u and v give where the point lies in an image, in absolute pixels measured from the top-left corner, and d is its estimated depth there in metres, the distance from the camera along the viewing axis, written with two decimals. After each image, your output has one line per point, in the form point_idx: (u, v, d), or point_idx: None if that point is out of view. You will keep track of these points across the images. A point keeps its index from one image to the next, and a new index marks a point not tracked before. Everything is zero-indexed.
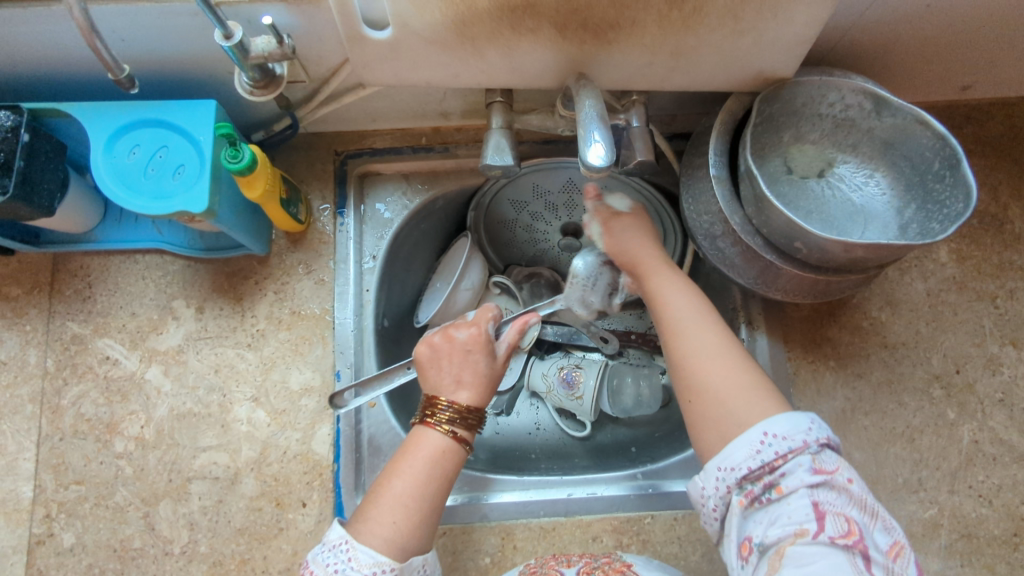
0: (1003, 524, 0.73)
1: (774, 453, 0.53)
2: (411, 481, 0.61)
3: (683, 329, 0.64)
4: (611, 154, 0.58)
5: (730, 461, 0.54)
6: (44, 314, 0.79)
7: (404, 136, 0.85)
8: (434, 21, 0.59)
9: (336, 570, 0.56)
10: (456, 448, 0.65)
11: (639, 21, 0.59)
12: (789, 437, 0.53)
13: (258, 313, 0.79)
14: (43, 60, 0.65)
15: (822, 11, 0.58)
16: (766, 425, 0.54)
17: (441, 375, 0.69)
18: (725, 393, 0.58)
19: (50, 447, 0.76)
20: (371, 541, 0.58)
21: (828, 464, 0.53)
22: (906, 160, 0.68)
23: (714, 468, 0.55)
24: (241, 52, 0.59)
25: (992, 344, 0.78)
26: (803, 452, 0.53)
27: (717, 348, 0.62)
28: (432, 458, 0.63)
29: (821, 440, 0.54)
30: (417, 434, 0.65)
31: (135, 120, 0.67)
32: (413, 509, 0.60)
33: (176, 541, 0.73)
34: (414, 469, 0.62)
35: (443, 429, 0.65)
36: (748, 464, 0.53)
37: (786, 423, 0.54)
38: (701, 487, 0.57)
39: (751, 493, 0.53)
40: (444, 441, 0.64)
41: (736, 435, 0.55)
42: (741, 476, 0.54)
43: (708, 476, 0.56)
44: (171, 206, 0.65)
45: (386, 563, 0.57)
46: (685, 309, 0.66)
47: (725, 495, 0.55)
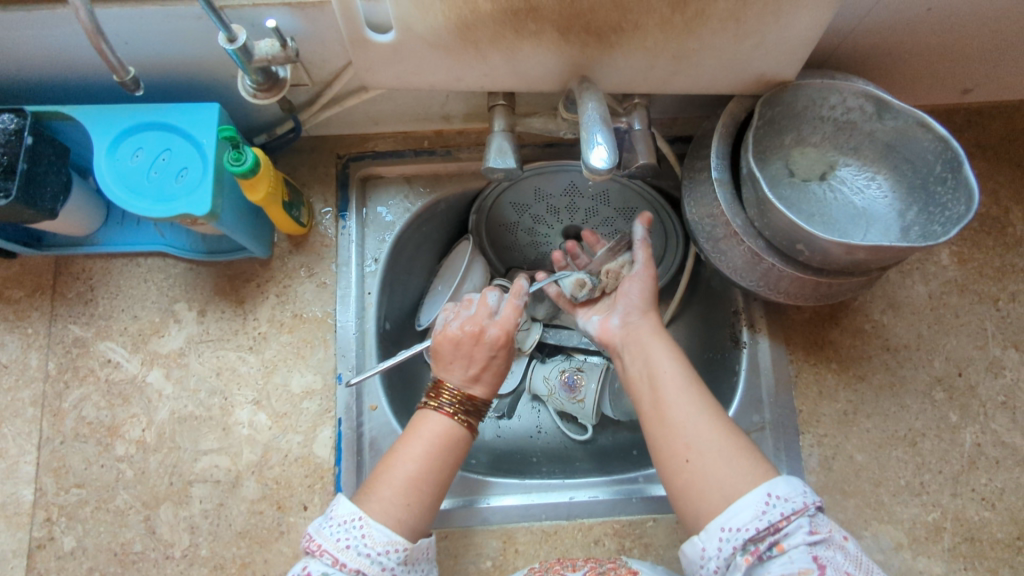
0: (1006, 527, 0.73)
1: (779, 513, 0.53)
2: (422, 463, 0.61)
3: (674, 392, 0.62)
4: (613, 157, 0.59)
5: (734, 520, 0.53)
6: (45, 317, 0.79)
7: (405, 139, 0.85)
8: (437, 25, 0.60)
9: (347, 546, 0.56)
10: (460, 429, 0.64)
11: (642, 24, 0.59)
12: (791, 498, 0.53)
13: (260, 316, 0.79)
14: (47, 62, 0.65)
15: (823, 15, 0.58)
16: (768, 486, 0.54)
17: (466, 370, 0.68)
18: (706, 454, 0.57)
19: (51, 450, 0.75)
20: (386, 521, 0.58)
21: (823, 525, 0.54)
22: (907, 163, 0.68)
23: (717, 528, 0.54)
24: (244, 56, 0.59)
25: (994, 347, 0.78)
26: (803, 513, 0.53)
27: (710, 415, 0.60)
28: (439, 440, 0.63)
29: (817, 503, 0.54)
30: (422, 418, 0.65)
31: (137, 124, 0.67)
32: (425, 491, 0.61)
33: (176, 545, 0.73)
34: (423, 452, 0.62)
35: (460, 420, 0.65)
36: (755, 525, 0.53)
37: (786, 485, 0.54)
38: (701, 548, 0.54)
39: (756, 551, 0.52)
40: (451, 426, 0.64)
41: (738, 496, 0.54)
42: (746, 537, 0.52)
43: (709, 538, 0.54)
44: (173, 209, 0.65)
45: (400, 542, 0.57)
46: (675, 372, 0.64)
47: (727, 558, 0.53)
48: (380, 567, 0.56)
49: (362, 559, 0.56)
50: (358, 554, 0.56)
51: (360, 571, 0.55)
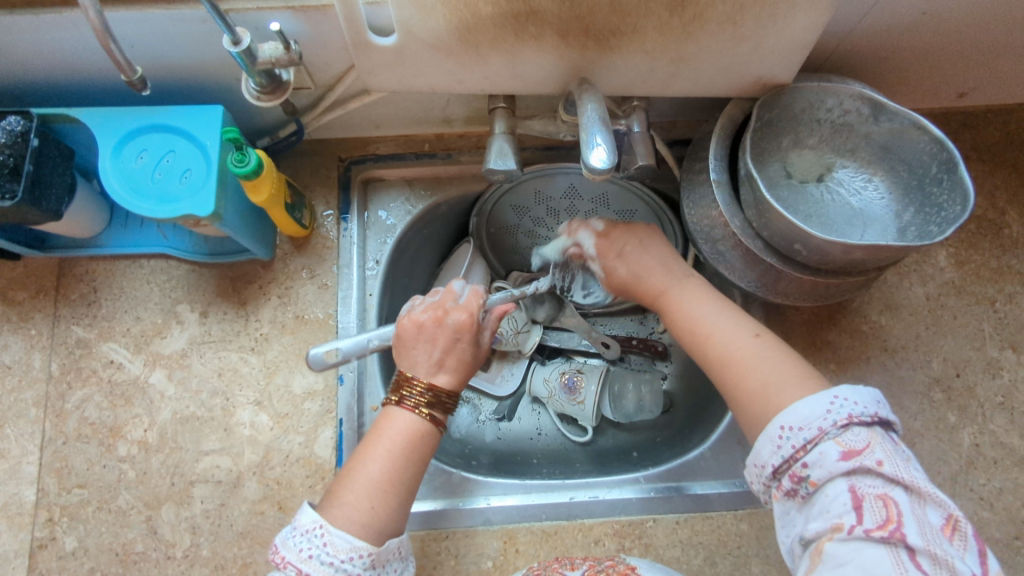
0: (1004, 527, 0.73)
1: (793, 447, 0.51)
2: (387, 463, 0.61)
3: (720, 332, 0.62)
4: (613, 158, 0.59)
5: (759, 458, 0.54)
6: (49, 318, 0.80)
7: (407, 143, 0.86)
8: (439, 28, 0.60)
9: (310, 556, 0.55)
10: (424, 431, 0.64)
11: (640, 28, 0.60)
12: (805, 427, 0.51)
13: (262, 317, 0.80)
14: (53, 66, 0.66)
15: (819, 18, 0.59)
16: (780, 418, 0.53)
17: (429, 356, 0.67)
18: (764, 381, 0.56)
19: (53, 450, 0.76)
20: (345, 527, 0.57)
21: (856, 444, 0.49)
22: (903, 164, 0.69)
23: (752, 463, 0.55)
24: (249, 58, 0.60)
25: (992, 348, 0.79)
26: (823, 440, 0.50)
27: (759, 348, 0.59)
28: (400, 440, 0.63)
29: (842, 421, 0.50)
30: (388, 417, 0.64)
31: (142, 125, 0.68)
32: (389, 492, 0.60)
33: (178, 546, 0.73)
34: (386, 451, 0.62)
35: (419, 412, 0.64)
36: (774, 461, 0.53)
37: (801, 412, 0.52)
38: (753, 480, 0.56)
39: (787, 486, 0.52)
40: (414, 425, 0.64)
41: (762, 431, 0.55)
42: (772, 471, 0.53)
43: (753, 470, 0.56)
44: (177, 210, 0.66)
45: (363, 547, 0.56)
46: (713, 315, 0.64)
47: (770, 488, 0.54)
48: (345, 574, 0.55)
49: (325, 568, 0.55)
50: (321, 563, 0.55)
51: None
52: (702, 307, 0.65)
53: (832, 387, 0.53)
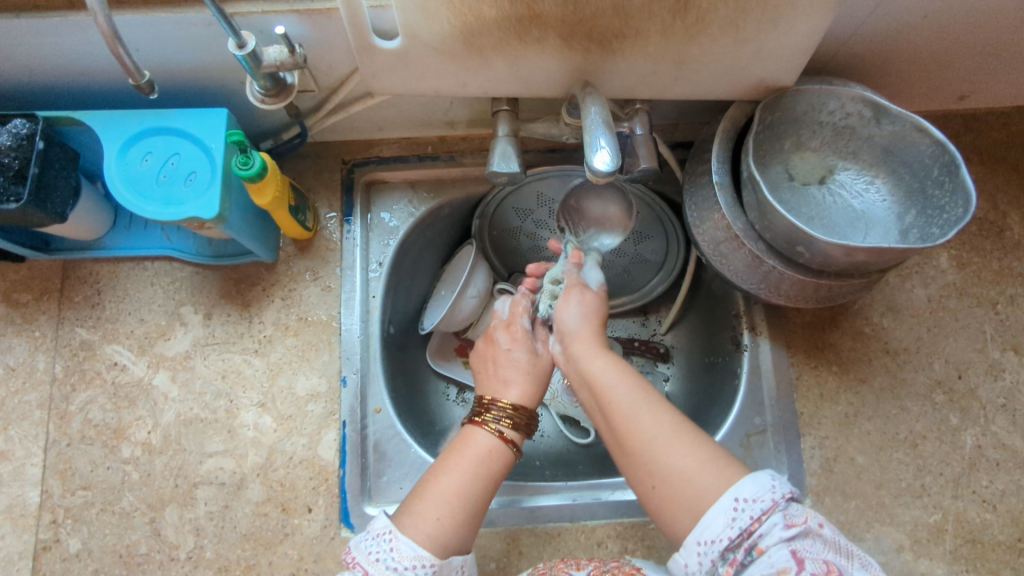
0: (1007, 529, 0.73)
1: (749, 518, 0.51)
2: (461, 479, 0.60)
3: (639, 405, 0.58)
4: (616, 161, 0.60)
5: (708, 533, 0.51)
6: (53, 320, 0.80)
7: (410, 145, 0.86)
8: (443, 31, 0.61)
9: (377, 559, 0.56)
10: (505, 455, 0.63)
11: (643, 31, 0.60)
12: (758, 499, 0.51)
13: (266, 319, 0.80)
14: (59, 69, 0.66)
15: (821, 21, 0.60)
16: (734, 490, 0.52)
17: (496, 378, 0.69)
18: (698, 466, 0.54)
19: (57, 452, 0.76)
20: (412, 535, 0.57)
21: (798, 516, 0.51)
22: (905, 167, 0.69)
23: (694, 543, 0.52)
24: (253, 61, 0.60)
25: (993, 349, 0.79)
26: (774, 511, 0.51)
27: (682, 430, 0.56)
28: (479, 460, 0.62)
29: (787, 495, 0.52)
30: (472, 434, 0.64)
31: (147, 128, 0.68)
32: (461, 508, 0.59)
33: (181, 547, 0.73)
34: (461, 467, 0.61)
35: (491, 429, 0.64)
36: (727, 534, 0.51)
37: (752, 485, 0.52)
38: (683, 564, 0.53)
39: (735, 560, 0.51)
40: (497, 446, 0.63)
41: (707, 508, 0.52)
42: (721, 547, 0.51)
43: (688, 552, 0.52)
44: (181, 213, 0.66)
45: (428, 558, 0.56)
46: (631, 385, 0.60)
47: (710, 567, 0.52)
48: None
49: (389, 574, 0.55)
50: (387, 568, 0.55)
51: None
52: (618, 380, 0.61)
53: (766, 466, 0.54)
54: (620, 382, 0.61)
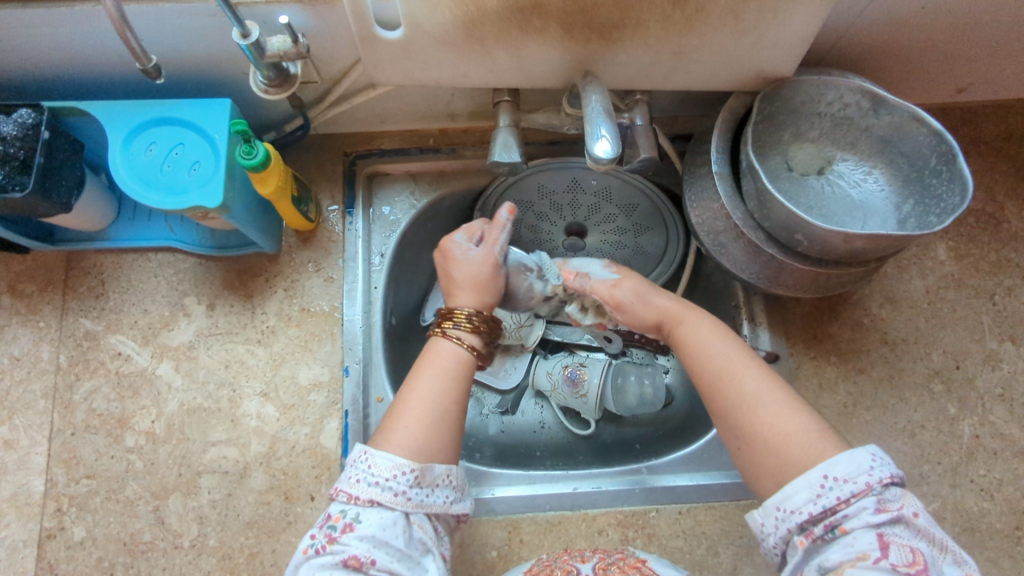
0: (1005, 517, 0.74)
1: (835, 498, 0.51)
2: (441, 389, 0.63)
3: (732, 368, 0.60)
4: (617, 149, 0.60)
5: (789, 503, 0.52)
6: (57, 311, 0.80)
7: (412, 138, 0.87)
8: (446, 21, 0.61)
9: (357, 480, 0.56)
10: (471, 358, 0.67)
11: (643, 21, 0.61)
12: (850, 480, 0.51)
13: (268, 310, 0.80)
14: (65, 59, 0.67)
15: (820, 11, 0.60)
16: (824, 467, 0.52)
17: (454, 279, 0.72)
18: (792, 433, 0.55)
19: (62, 441, 0.76)
20: (390, 449, 0.58)
21: (893, 501, 0.50)
22: (903, 157, 0.70)
23: (773, 508, 0.53)
24: (257, 51, 0.61)
25: (991, 340, 0.80)
26: (866, 495, 0.50)
27: (771, 395, 0.57)
28: (453, 367, 0.65)
29: (885, 479, 0.51)
30: (437, 346, 0.67)
31: (152, 119, 0.69)
32: (438, 414, 0.62)
33: (185, 535, 0.73)
34: (437, 376, 0.64)
35: (456, 340, 0.67)
36: (809, 509, 0.51)
37: (846, 464, 0.51)
38: (760, 524, 0.54)
39: (813, 534, 0.51)
40: (463, 351, 0.67)
41: (791, 479, 0.53)
42: (802, 520, 0.52)
43: (766, 514, 0.54)
44: (185, 202, 0.66)
45: (405, 464, 0.57)
46: (721, 349, 0.62)
47: (786, 536, 0.53)
48: (392, 493, 0.56)
49: (372, 489, 0.56)
50: (368, 485, 0.56)
51: (372, 502, 0.55)
52: (714, 340, 0.63)
53: (868, 444, 0.53)
54: (712, 345, 0.63)
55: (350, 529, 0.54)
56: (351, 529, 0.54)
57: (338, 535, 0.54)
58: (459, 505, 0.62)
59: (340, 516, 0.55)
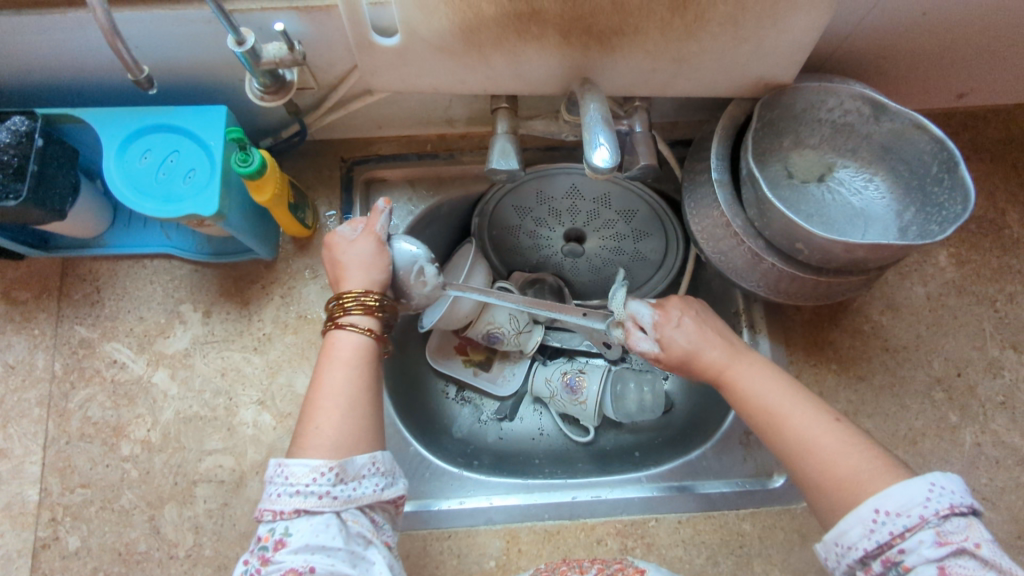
0: (1007, 526, 0.73)
1: (890, 532, 0.50)
2: (348, 381, 0.61)
3: (780, 418, 0.59)
4: (615, 157, 0.60)
5: (845, 538, 0.52)
6: (52, 318, 0.80)
7: (409, 143, 0.86)
8: (443, 28, 0.61)
9: (278, 495, 0.56)
10: (370, 340, 0.64)
11: (642, 28, 0.60)
12: (903, 513, 0.50)
13: (265, 317, 0.80)
14: (58, 66, 0.66)
15: (820, 18, 0.59)
16: (876, 501, 0.52)
17: (341, 265, 0.68)
18: (845, 474, 0.54)
19: (57, 450, 0.76)
20: (306, 455, 0.57)
21: (955, 533, 0.49)
22: (905, 164, 0.69)
23: (831, 542, 0.54)
24: (253, 58, 0.60)
25: (993, 347, 0.79)
26: (922, 528, 0.50)
27: (819, 437, 0.57)
28: (354, 356, 0.63)
29: (943, 510, 0.50)
30: (334, 338, 0.64)
31: (147, 126, 0.68)
32: (349, 407, 0.60)
33: (180, 545, 0.73)
34: (344, 371, 0.62)
35: (354, 330, 0.64)
36: (864, 544, 0.51)
37: (899, 497, 0.51)
38: (824, 557, 0.55)
39: (874, 567, 0.52)
40: (359, 336, 0.64)
41: (844, 514, 0.53)
42: (860, 555, 0.52)
43: (828, 548, 0.54)
44: (180, 210, 0.66)
45: (321, 465, 0.55)
46: (777, 395, 0.60)
47: (849, 568, 0.53)
48: (316, 497, 0.55)
49: (295, 499, 0.55)
50: (290, 497, 0.55)
51: (299, 511, 0.55)
52: (768, 386, 0.61)
53: (924, 472, 0.52)
54: (767, 393, 0.61)
55: (282, 545, 0.54)
56: (283, 545, 0.54)
57: (272, 555, 0.54)
58: (394, 489, 0.60)
59: (270, 535, 0.54)
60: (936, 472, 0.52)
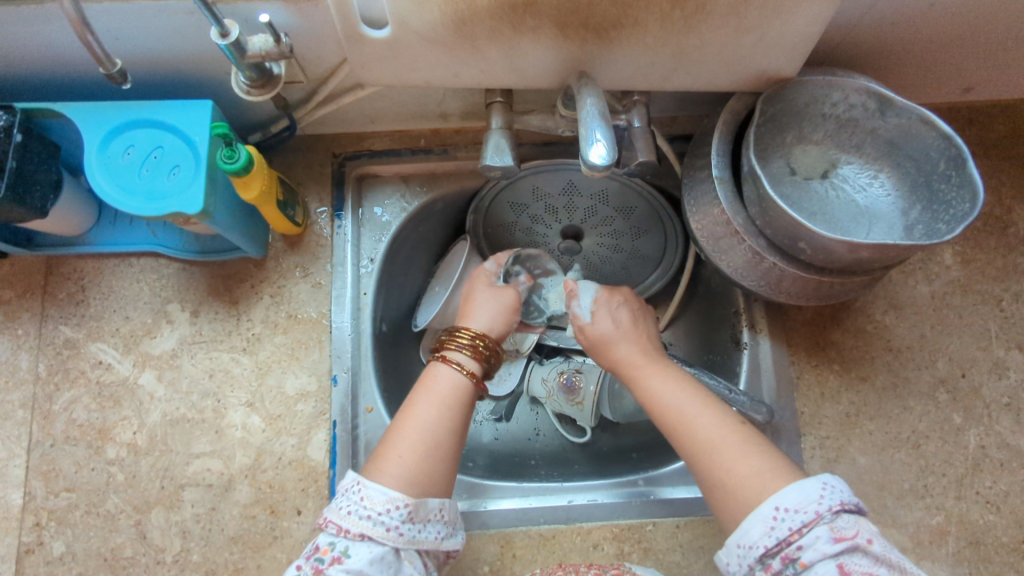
0: (1011, 531, 0.72)
1: (789, 529, 0.49)
2: (438, 418, 0.60)
3: (688, 420, 0.58)
4: (613, 154, 0.58)
5: (747, 539, 0.50)
6: (36, 318, 0.78)
7: (402, 138, 0.84)
8: (434, 19, 0.58)
9: (348, 512, 0.54)
10: (471, 384, 0.63)
11: (641, 19, 0.58)
12: (800, 509, 0.49)
13: (254, 317, 0.78)
14: (38, 59, 0.64)
15: (825, 10, 0.57)
16: (776, 498, 0.50)
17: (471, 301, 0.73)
18: (744, 477, 0.52)
19: (40, 453, 0.74)
20: (381, 479, 0.56)
21: (848, 528, 0.48)
22: (911, 161, 0.67)
23: (733, 544, 0.51)
24: (237, 51, 0.58)
25: (998, 348, 0.77)
26: (817, 524, 0.49)
27: (726, 437, 0.55)
28: (448, 395, 0.62)
29: (835, 506, 0.49)
30: (436, 370, 0.64)
31: (131, 120, 0.66)
32: (431, 446, 0.58)
33: (168, 550, 0.71)
34: (434, 405, 0.61)
35: (458, 367, 0.64)
36: (764, 542, 0.49)
37: (797, 493, 0.50)
38: (725, 563, 0.52)
39: (773, 569, 0.49)
40: (460, 377, 0.63)
41: (746, 513, 0.51)
42: (759, 554, 0.50)
43: (729, 553, 0.52)
44: (164, 208, 0.64)
45: (399, 498, 0.55)
46: (686, 398, 0.59)
47: (749, 572, 0.51)
48: (384, 528, 0.54)
49: (364, 523, 0.54)
50: (360, 518, 0.54)
51: (363, 536, 0.53)
52: (679, 392, 0.60)
53: (818, 473, 0.51)
54: (678, 398, 0.60)
55: (338, 562, 0.52)
56: (339, 562, 0.52)
57: (325, 568, 0.52)
58: (451, 540, 0.59)
59: (328, 548, 0.53)
60: (829, 474, 0.51)
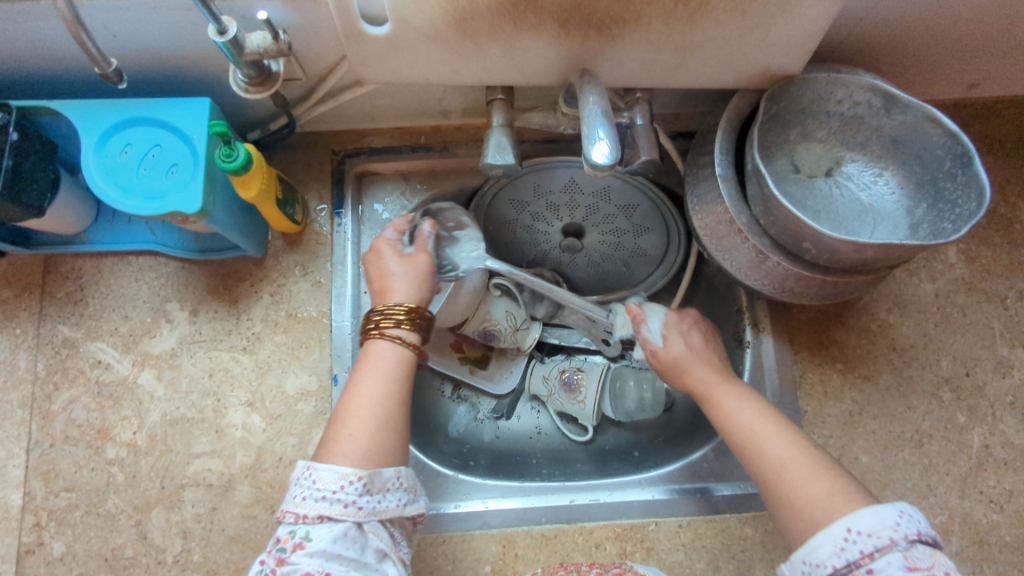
0: (1014, 530, 0.71)
1: (859, 551, 0.48)
2: (386, 392, 0.59)
3: (758, 438, 0.57)
4: (616, 153, 0.57)
5: (814, 556, 0.50)
6: (34, 317, 0.77)
7: (402, 135, 0.84)
8: (434, 17, 0.58)
9: (304, 498, 0.53)
10: (412, 354, 0.63)
11: (644, 16, 0.58)
12: (874, 534, 0.49)
13: (254, 316, 0.78)
14: (33, 56, 0.63)
15: (831, 7, 0.57)
16: (848, 520, 0.49)
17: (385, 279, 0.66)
18: (814, 497, 0.52)
19: (40, 453, 0.74)
20: (335, 460, 0.55)
21: (923, 559, 0.48)
22: (916, 159, 0.67)
23: (798, 561, 0.51)
24: (235, 49, 0.57)
25: (1002, 346, 0.77)
26: (891, 550, 0.48)
27: (799, 457, 0.54)
28: (393, 369, 0.60)
29: (911, 536, 0.49)
30: (372, 348, 0.62)
31: (128, 119, 0.65)
32: (382, 419, 0.58)
33: (168, 551, 0.71)
34: (379, 380, 0.60)
35: (395, 339, 0.62)
36: (833, 563, 0.49)
37: (871, 518, 0.49)
38: None
39: None
40: (401, 349, 0.62)
41: (814, 531, 0.51)
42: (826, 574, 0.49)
43: (793, 568, 0.51)
44: (163, 207, 0.63)
45: (351, 473, 0.54)
46: (755, 417, 0.58)
47: None
48: (342, 505, 0.53)
49: (320, 505, 0.53)
50: (315, 501, 0.53)
51: (322, 517, 0.52)
52: (750, 409, 0.59)
53: (894, 500, 0.51)
54: (746, 415, 0.59)
55: (300, 548, 0.51)
56: (301, 548, 0.51)
57: (289, 556, 0.51)
58: (415, 506, 0.58)
59: (289, 537, 0.52)
60: (908, 503, 0.51)
